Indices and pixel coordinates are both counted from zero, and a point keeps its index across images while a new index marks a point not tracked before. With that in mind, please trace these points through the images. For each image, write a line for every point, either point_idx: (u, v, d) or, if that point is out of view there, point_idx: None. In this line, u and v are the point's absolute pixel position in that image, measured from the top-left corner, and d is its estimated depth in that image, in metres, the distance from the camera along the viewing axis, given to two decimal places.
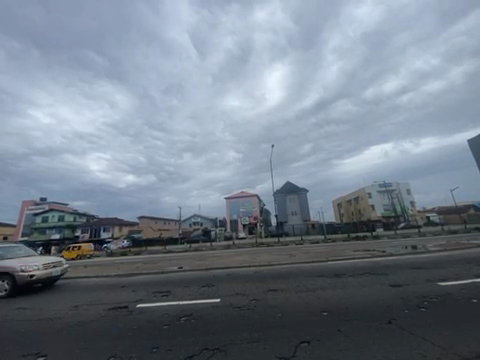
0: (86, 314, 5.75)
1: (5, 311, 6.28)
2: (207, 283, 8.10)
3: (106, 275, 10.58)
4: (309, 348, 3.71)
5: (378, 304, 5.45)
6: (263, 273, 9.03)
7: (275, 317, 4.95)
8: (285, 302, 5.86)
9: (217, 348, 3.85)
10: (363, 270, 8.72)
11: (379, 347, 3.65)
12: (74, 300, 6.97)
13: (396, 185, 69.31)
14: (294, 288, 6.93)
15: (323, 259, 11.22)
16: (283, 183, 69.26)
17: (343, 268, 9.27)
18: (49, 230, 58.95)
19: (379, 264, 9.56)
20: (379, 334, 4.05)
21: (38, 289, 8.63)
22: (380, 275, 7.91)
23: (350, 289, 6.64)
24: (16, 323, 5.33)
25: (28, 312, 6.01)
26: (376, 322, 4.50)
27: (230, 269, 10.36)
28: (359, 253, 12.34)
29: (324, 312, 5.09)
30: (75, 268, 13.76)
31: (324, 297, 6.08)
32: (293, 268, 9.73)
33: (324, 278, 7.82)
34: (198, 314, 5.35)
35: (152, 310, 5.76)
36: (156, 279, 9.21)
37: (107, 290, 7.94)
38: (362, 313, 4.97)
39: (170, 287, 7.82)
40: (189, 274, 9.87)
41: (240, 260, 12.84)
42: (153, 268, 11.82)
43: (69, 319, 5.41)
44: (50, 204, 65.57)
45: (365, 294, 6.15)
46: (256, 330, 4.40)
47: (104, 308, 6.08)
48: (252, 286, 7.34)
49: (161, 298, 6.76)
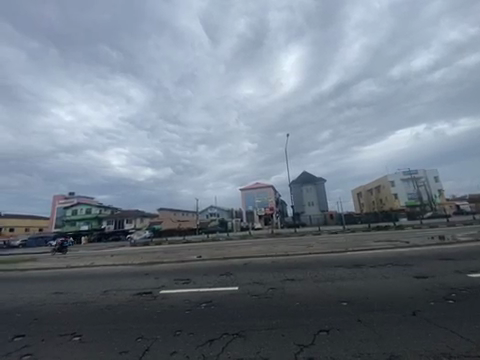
0: (115, 298, 6.23)
1: (44, 294, 6.98)
2: (225, 272, 8.29)
3: (131, 263, 11.25)
4: (328, 337, 3.70)
5: (400, 295, 5.26)
6: (280, 263, 9.08)
7: (292, 306, 4.97)
8: (301, 291, 5.84)
9: (236, 333, 3.98)
10: (385, 261, 8.42)
11: (397, 337, 3.59)
12: (103, 285, 7.50)
13: (422, 172, 65.15)
14: (311, 278, 6.86)
15: (341, 249, 10.96)
16: (300, 173, 68.17)
17: (363, 258, 9.03)
18: (79, 222, 63.69)
19: (403, 255, 9.15)
20: (400, 325, 3.96)
21: (70, 276, 9.38)
22: (404, 266, 7.57)
23: (372, 279, 6.44)
24: (55, 306, 5.91)
25: (63, 296, 6.63)
26: (399, 313, 4.36)
27: (248, 259, 10.49)
28: (381, 244, 11.92)
29: (343, 302, 5.02)
30: (103, 256, 14.87)
31: (343, 287, 5.98)
32: (312, 259, 9.62)
33: (343, 269, 7.65)
34: (218, 301, 5.54)
35: (174, 296, 6.06)
36: (176, 268, 9.60)
37: (132, 277, 8.50)
38: (384, 304, 4.84)
39: (190, 275, 8.16)
40: (208, 263, 10.15)
41: (257, 250, 13.00)
42: (173, 257, 12.39)
43: (100, 303, 5.91)
44: (78, 198, 70.85)
45: (387, 285, 5.90)
46: (274, 318, 4.46)
47: (132, 293, 6.53)
48: (269, 275, 7.43)
49: (181, 285, 7.10)
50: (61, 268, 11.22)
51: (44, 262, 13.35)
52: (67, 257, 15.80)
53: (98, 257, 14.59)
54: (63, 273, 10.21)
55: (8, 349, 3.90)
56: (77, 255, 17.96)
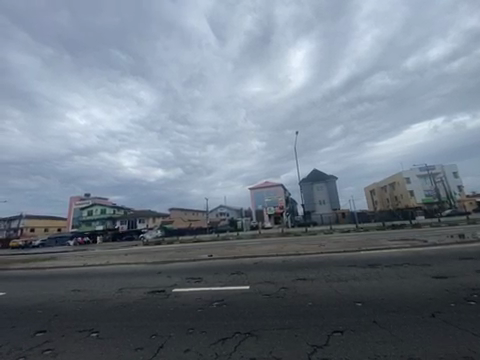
0: (130, 295, 6.41)
1: (63, 291, 7.30)
2: (236, 271, 8.32)
3: (144, 262, 11.56)
4: (343, 338, 3.62)
5: (417, 296, 5.06)
6: (291, 262, 9.02)
7: (304, 306, 4.90)
8: (313, 291, 5.75)
9: (248, 332, 3.98)
10: (401, 260, 8.15)
11: (414, 339, 3.48)
12: (119, 283, 7.73)
13: (440, 168, 62.21)
14: (324, 278, 6.74)
15: (355, 249, 10.71)
16: (310, 171, 67.23)
17: (378, 258, 8.74)
18: (94, 222, 66.12)
19: (420, 255, 8.81)
20: (419, 326, 3.81)
21: (88, 274, 9.76)
22: (421, 266, 7.29)
23: (387, 280, 6.24)
24: (73, 303, 6.16)
25: (81, 294, 6.90)
26: (416, 315, 4.20)
27: (259, 258, 10.48)
28: (396, 243, 11.52)
29: (358, 303, 4.89)
30: (117, 255, 15.35)
31: (357, 287, 5.84)
32: (324, 258, 9.46)
33: (357, 268, 7.47)
34: (230, 300, 5.57)
35: (186, 295, 6.15)
36: (188, 267, 9.76)
37: (145, 275, 8.71)
38: (400, 305, 4.67)
39: (201, 274, 8.25)
40: (219, 262, 10.23)
41: (267, 249, 12.93)
42: (184, 256, 12.56)
43: (115, 300, 6.08)
44: (93, 199, 73.51)
45: (403, 286, 5.70)
46: (286, 317, 4.43)
47: (145, 291, 6.69)
48: (280, 275, 7.38)
49: (193, 283, 7.20)
50: (79, 267, 11.71)
51: (63, 261, 13.98)
52: (84, 256, 16.48)
53: (114, 256, 15.07)
54: (80, 271, 10.65)
55: (29, 344, 4.09)
56: (93, 254, 18.66)
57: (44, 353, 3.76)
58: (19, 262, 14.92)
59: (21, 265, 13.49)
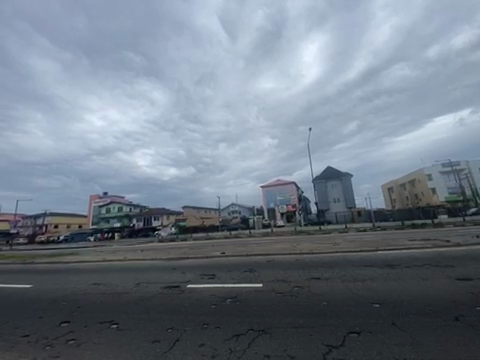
0: (147, 290, 6.63)
1: (85, 285, 7.71)
2: (249, 269, 8.34)
3: (159, 258, 11.86)
4: (360, 339, 3.53)
5: (440, 299, 4.79)
6: (305, 261, 8.88)
7: (319, 306, 4.82)
8: (327, 291, 5.64)
9: (262, 330, 3.98)
10: (422, 261, 7.74)
11: (436, 343, 3.31)
12: (136, 278, 8.02)
13: (465, 164, 58.33)
14: (339, 278, 6.59)
15: (372, 248, 10.34)
16: (323, 169, 65.70)
17: (397, 258, 8.38)
18: (112, 219, 69.00)
19: (444, 255, 8.33)
20: (441, 330, 3.62)
21: (106, 269, 10.19)
22: (445, 267, 6.92)
23: (407, 281, 5.98)
24: (94, 296, 6.47)
25: (102, 287, 7.25)
26: (438, 318, 4.00)
27: (271, 256, 10.43)
28: (416, 243, 10.98)
29: (375, 304, 4.73)
30: (134, 251, 15.94)
31: (374, 287, 5.65)
32: (339, 257, 9.24)
33: (374, 268, 7.23)
34: (243, 297, 5.61)
35: (200, 291, 6.26)
36: (202, 263, 9.94)
37: (161, 271, 8.97)
38: (421, 307, 4.46)
39: (215, 271, 8.37)
40: (232, 260, 10.32)
41: (280, 247, 12.84)
42: (198, 253, 12.79)
43: (133, 294, 6.32)
44: (111, 197, 76.62)
45: (424, 288, 5.43)
46: (301, 316, 4.38)
47: (161, 287, 6.88)
48: (293, 273, 7.30)
49: (207, 280, 7.31)
50: (99, 262, 12.29)
51: (85, 256, 14.73)
52: (104, 252, 17.29)
53: (131, 252, 15.67)
54: (100, 266, 11.14)
55: (56, 334, 4.36)
56: (112, 249, 19.55)
57: (69, 342, 3.99)
58: (46, 256, 15.91)
59: (47, 259, 14.39)
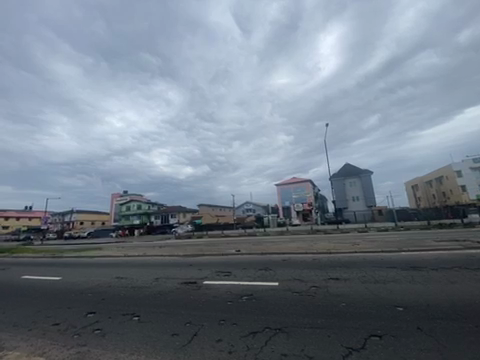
0: (165, 285, 6.86)
1: (108, 278, 8.15)
2: (264, 267, 8.33)
3: (176, 255, 12.18)
4: (382, 342, 3.39)
5: (471, 304, 4.44)
6: (322, 261, 8.68)
7: (337, 307, 4.67)
8: (346, 292, 5.47)
9: (278, 329, 3.95)
10: (451, 263, 7.24)
11: (466, 349, 3.09)
12: (155, 273, 8.33)
13: None
14: (359, 279, 6.36)
15: (395, 249, 9.86)
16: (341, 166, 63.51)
17: (422, 260, 7.91)
18: (132, 216, 72.00)
19: (475, 257, 7.73)
20: (472, 337, 3.36)
21: (127, 263, 10.71)
22: (477, 270, 6.40)
23: (433, 284, 5.64)
24: (116, 289, 6.79)
25: (123, 281, 7.61)
26: (469, 324, 3.72)
27: (287, 255, 10.31)
28: (443, 244, 10.28)
29: (398, 307, 4.51)
30: (153, 247, 16.50)
31: (397, 290, 5.38)
32: (358, 257, 8.93)
33: (396, 270, 6.91)
34: (259, 295, 5.62)
35: (216, 288, 6.36)
36: (217, 261, 10.06)
37: (177, 267, 9.23)
38: (450, 312, 4.16)
39: (231, 268, 8.45)
40: (247, 258, 10.36)
41: (296, 246, 12.65)
42: (213, 250, 12.96)
43: (153, 288, 6.59)
44: (131, 195, 79.86)
45: (453, 292, 5.07)
46: (319, 317, 4.29)
47: (178, 282, 7.08)
48: (310, 273, 7.20)
49: (223, 277, 7.41)
50: (121, 257, 12.88)
51: (108, 251, 15.49)
52: (125, 247, 18.08)
53: (150, 248, 16.22)
54: (121, 261, 11.66)
55: (83, 323, 4.66)
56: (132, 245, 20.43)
57: (95, 332, 4.23)
58: (74, 251, 16.92)
59: (74, 254, 15.32)
